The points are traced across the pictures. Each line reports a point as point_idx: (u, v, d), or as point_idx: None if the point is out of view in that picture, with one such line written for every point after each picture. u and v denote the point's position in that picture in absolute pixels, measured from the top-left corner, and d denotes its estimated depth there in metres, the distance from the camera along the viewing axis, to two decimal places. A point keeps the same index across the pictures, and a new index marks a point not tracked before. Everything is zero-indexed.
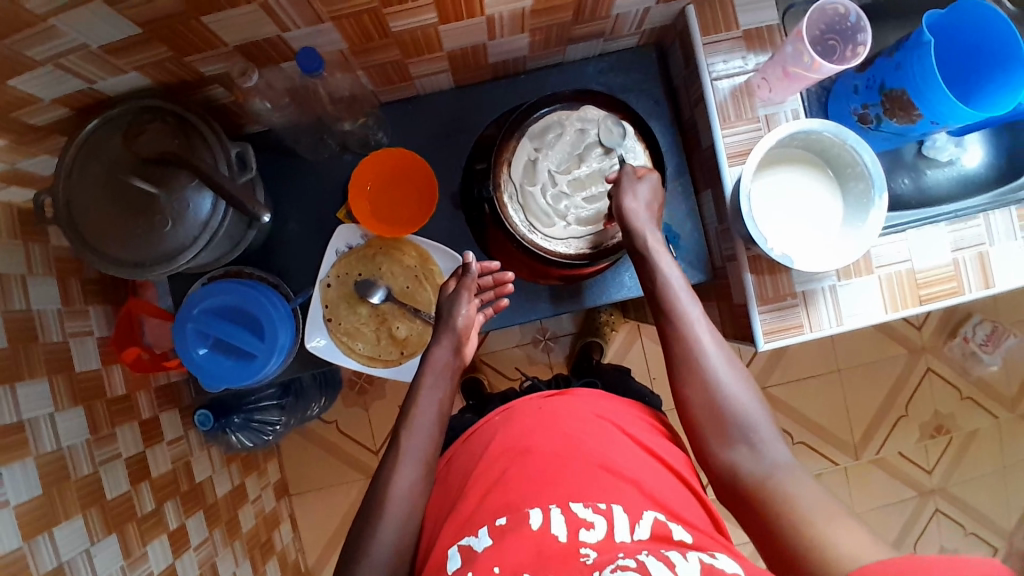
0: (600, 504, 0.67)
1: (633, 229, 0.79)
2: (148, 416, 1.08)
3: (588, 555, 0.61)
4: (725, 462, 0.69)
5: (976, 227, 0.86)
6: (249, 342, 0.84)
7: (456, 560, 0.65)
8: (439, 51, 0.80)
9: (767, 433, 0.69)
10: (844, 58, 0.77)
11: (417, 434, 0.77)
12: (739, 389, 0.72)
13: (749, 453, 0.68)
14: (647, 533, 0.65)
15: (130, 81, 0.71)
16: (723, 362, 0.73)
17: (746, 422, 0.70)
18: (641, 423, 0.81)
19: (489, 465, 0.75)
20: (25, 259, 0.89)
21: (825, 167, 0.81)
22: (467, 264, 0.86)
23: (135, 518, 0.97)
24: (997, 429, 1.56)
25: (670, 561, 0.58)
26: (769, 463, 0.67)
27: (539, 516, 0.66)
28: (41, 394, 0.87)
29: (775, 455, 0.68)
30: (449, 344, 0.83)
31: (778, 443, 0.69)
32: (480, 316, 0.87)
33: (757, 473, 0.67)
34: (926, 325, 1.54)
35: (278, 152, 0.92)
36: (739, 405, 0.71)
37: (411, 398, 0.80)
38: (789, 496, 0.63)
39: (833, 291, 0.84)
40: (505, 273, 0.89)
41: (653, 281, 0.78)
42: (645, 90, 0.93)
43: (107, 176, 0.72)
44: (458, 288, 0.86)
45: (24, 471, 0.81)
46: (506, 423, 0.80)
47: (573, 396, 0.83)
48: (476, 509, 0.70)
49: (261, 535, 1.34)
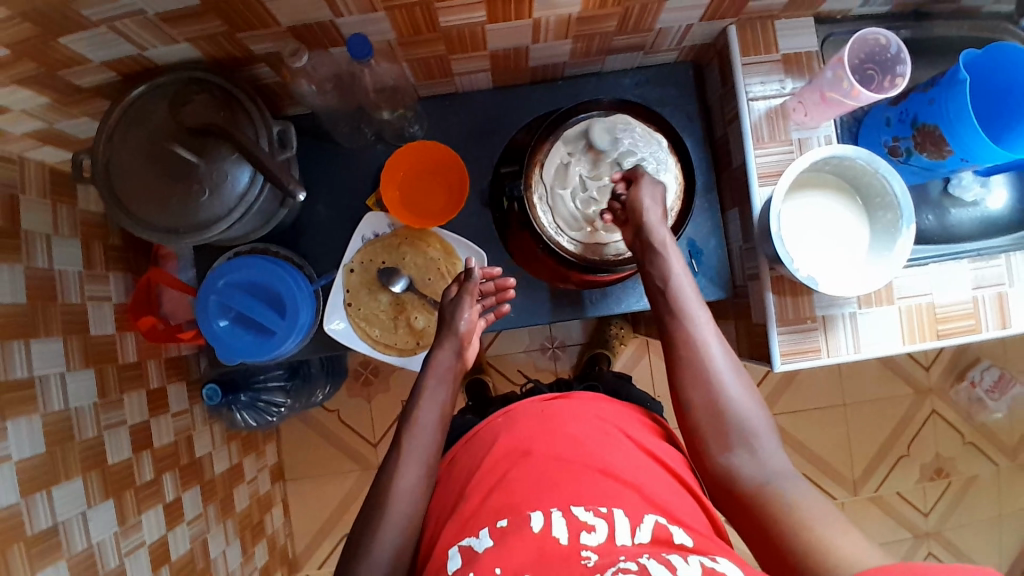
0: (601, 508, 0.66)
1: (651, 229, 0.79)
2: (156, 386, 1.08)
3: (589, 558, 0.60)
4: (722, 464, 0.71)
5: (998, 267, 0.88)
6: (271, 318, 0.85)
7: (457, 560, 0.65)
8: (483, 50, 0.81)
9: (766, 436, 0.71)
10: (882, 88, 0.79)
11: (420, 436, 0.77)
12: (741, 393, 0.73)
13: (748, 455, 0.70)
14: (648, 537, 0.64)
15: (180, 51, 0.72)
16: (728, 369, 0.75)
17: (745, 425, 0.72)
18: (644, 431, 0.81)
19: (492, 466, 0.74)
20: (52, 219, 0.90)
21: (852, 194, 0.82)
22: (468, 270, 0.86)
23: (133, 486, 0.97)
24: (997, 476, 1.55)
25: (671, 564, 0.58)
26: (766, 466, 0.69)
27: (540, 518, 0.65)
28: (55, 353, 0.87)
29: (773, 459, 0.70)
30: (450, 348, 0.83)
31: (776, 447, 0.71)
32: (481, 321, 0.87)
33: (753, 477, 0.68)
34: (935, 365, 1.54)
35: (314, 136, 0.93)
36: (740, 408, 0.73)
37: (412, 403, 0.80)
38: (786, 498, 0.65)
39: (853, 318, 0.85)
40: (505, 279, 0.88)
41: (662, 282, 0.80)
42: (679, 106, 0.95)
43: (150, 143, 0.73)
44: (459, 293, 0.86)
45: (29, 428, 0.81)
46: (509, 425, 0.80)
47: (574, 399, 0.83)
48: (478, 509, 0.70)
49: (253, 517, 1.34)
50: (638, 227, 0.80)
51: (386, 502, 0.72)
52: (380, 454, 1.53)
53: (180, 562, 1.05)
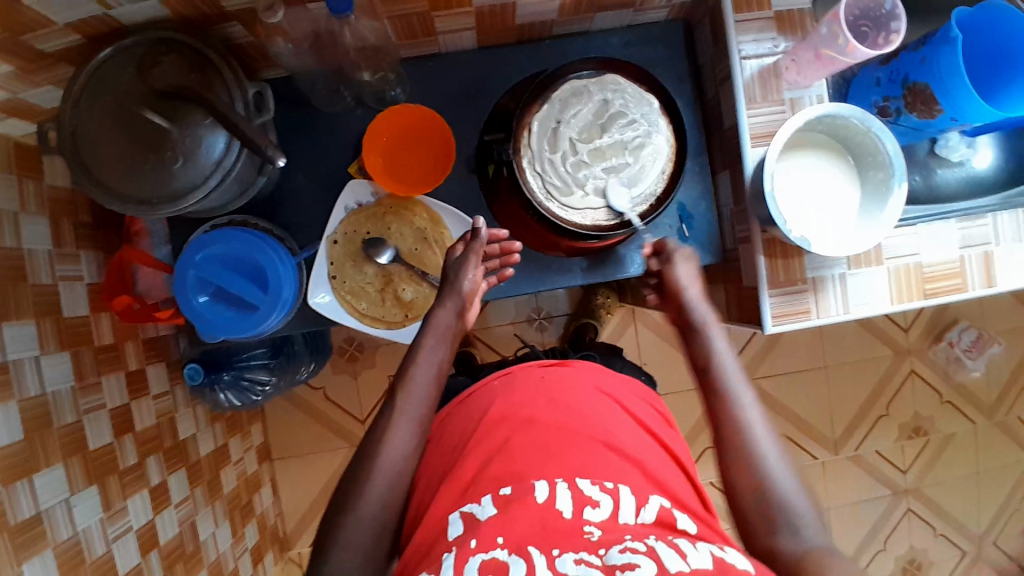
0: (607, 483, 0.67)
1: (691, 307, 0.79)
2: (134, 368, 1.05)
3: (592, 533, 0.61)
4: (764, 546, 0.64)
5: (984, 226, 0.88)
6: (254, 293, 0.82)
7: (458, 526, 0.64)
8: (469, 6, 0.78)
9: (810, 518, 0.64)
10: (876, 44, 0.78)
11: (415, 397, 0.75)
12: (783, 471, 0.67)
13: (791, 538, 0.63)
14: (652, 517, 0.65)
15: (147, 9, 0.68)
16: (768, 440, 0.69)
17: (789, 505, 0.64)
18: (641, 404, 0.82)
19: (491, 429, 0.74)
20: (18, 196, 0.85)
21: (845, 153, 0.82)
22: (477, 230, 0.83)
23: (117, 471, 0.94)
24: (972, 435, 1.60)
25: (680, 549, 0.57)
26: (813, 549, 0.61)
27: (544, 489, 0.65)
28: (27, 336, 0.83)
29: (818, 538, 0.62)
30: (452, 307, 0.81)
31: (822, 530, 0.63)
32: (484, 283, 0.85)
33: (797, 555, 0.61)
34: (914, 328, 1.56)
35: (293, 101, 0.89)
36: (781, 486, 0.66)
37: (410, 358, 0.78)
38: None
39: (843, 279, 0.85)
40: (512, 243, 0.87)
41: (703, 355, 0.76)
42: (669, 67, 0.92)
43: (118, 109, 0.69)
44: (465, 252, 0.83)
45: (5, 415, 0.78)
46: (508, 390, 0.79)
47: (574, 368, 0.82)
48: (476, 478, 0.69)
49: (242, 498, 1.32)
50: (678, 307, 0.80)
51: (386, 474, 0.71)
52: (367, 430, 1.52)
53: (169, 545, 1.03)
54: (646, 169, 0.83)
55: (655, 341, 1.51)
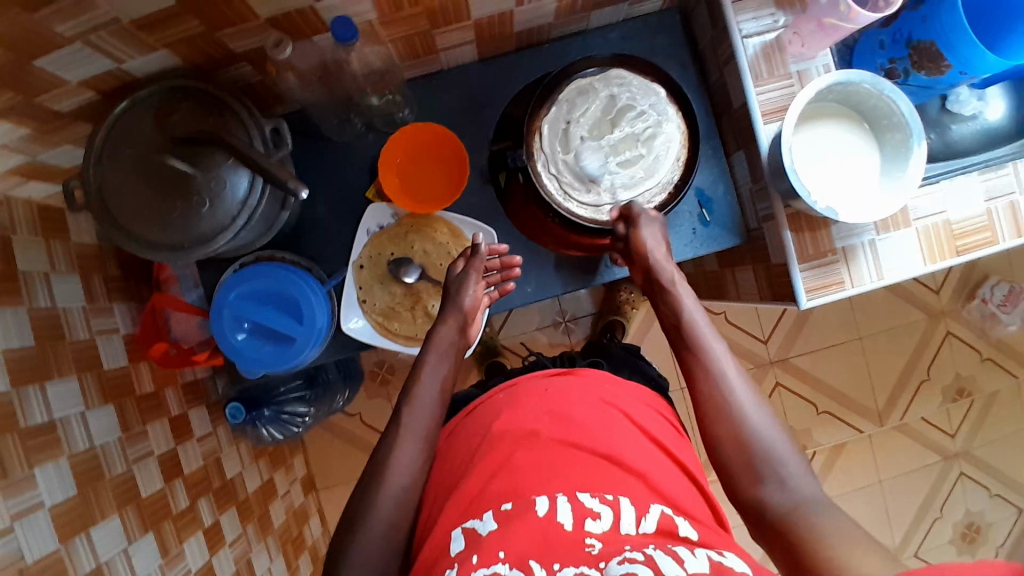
0: (607, 495, 0.67)
1: (659, 267, 0.81)
2: (177, 414, 1.06)
3: (593, 545, 0.61)
4: (753, 500, 0.69)
5: (1007, 176, 0.87)
6: (289, 324, 0.83)
7: (460, 542, 0.65)
8: (467, 19, 0.79)
9: (794, 465, 0.68)
10: (877, 8, 0.78)
11: (419, 411, 0.76)
12: (767, 425, 0.71)
13: (778, 488, 0.67)
14: (653, 526, 0.64)
15: (158, 60, 0.70)
16: (747, 394, 0.74)
17: (775, 459, 0.69)
18: (646, 410, 0.82)
19: (495, 445, 0.74)
20: (48, 256, 0.87)
21: (860, 119, 0.81)
22: (476, 245, 0.85)
23: (170, 516, 0.96)
24: (1018, 390, 1.57)
25: (678, 557, 0.57)
26: (797, 496, 0.67)
27: (545, 503, 0.66)
28: (71, 392, 0.85)
29: (803, 486, 0.67)
30: (453, 324, 0.83)
31: (808, 476, 0.68)
32: (484, 297, 0.86)
33: (785, 506, 0.66)
34: (945, 288, 1.54)
35: (304, 134, 0.91)
36: (766, 441, 0.70)
37: (413, 373, 0.80)
38: (814, 526, 0.63)
39: (873, 246, 0.84)
40: (512, 257, 0.88)
41: (675, 316, 0.81)
42: (670, 54, 0.93)
43: (141, 160, 0.71)
44: (466, 269, 0.85)
45: (58, 471, 0.79)
46: (513, 403, 0.80)
47: (582, 378, 0.82)
48: (481, 492, 0.69)
49: (293, 530, 1.33)
50: (646, 269, 0.83)
51: None
52: None
53: None
54: (660, 159, 0.83)
55: None
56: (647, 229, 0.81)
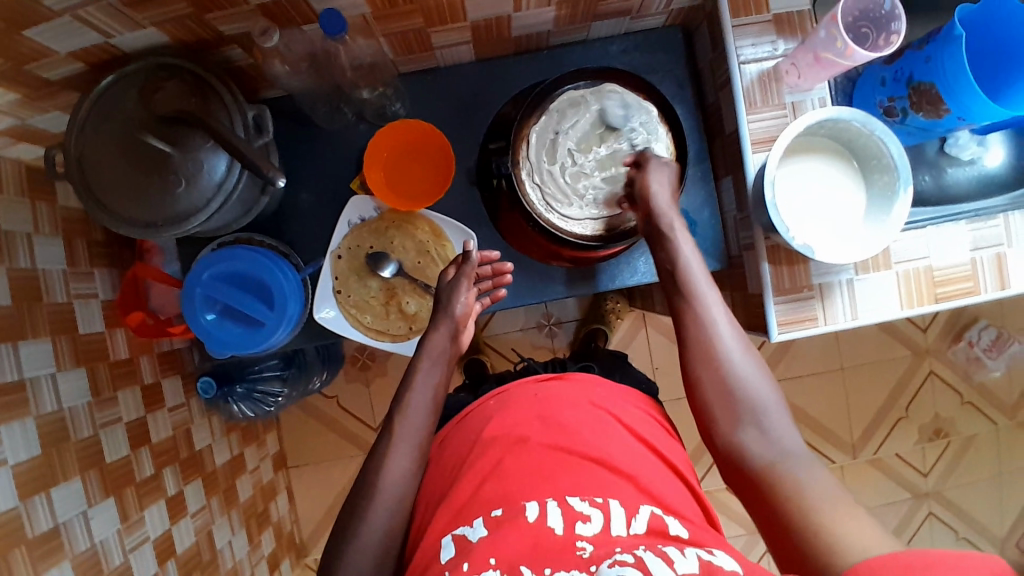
0: (596, 499, 0.67)
1: (659, 211, 0.77)
2: (149, 382, 1.07)
3: (584, 548, 0.61)
4: (732, 446, 0.69)
5: (996, 227, 0.86)
6: (259, 310, 0.83)
7: (450, 549, 0.65)
8: (463, 21, 0.78)
9: (778, 417, 0.68)
10: (877, 46, 0.76)
11: (412, 420, 0.76)
12: (753, 374, 0.70)
13: (759, 438, 0.68)
14: (643, 527, 0.65)
15: (148, 37, 0.69)
16: (737, 344, 0.71)
17: (757, 410, 0.69)
18: (637, 413, 0.82)
19: (485, 451, 0.75)
20: (32, 218, 0.87)
21: (850, 157, 0.80)
22: (467, 252, 0.84)
23: (133, 483, 0.97)
24: (995, 435, 1.56)
25: (668, 557, 0.57)
26: (778, 448, 0.67)
27: (535, 508, 0.65)
28: (44, 353, 0.85)
29: (784, 437, 0.68)
30: (446, 330, 0.81)
31: (787, 426, 0.68)
32: (478, 304, 0.86)
33: (764, 459, 0.66)
34: (932, 327, 1.53)
35: (294, 119, 0.91)
36: (753, 391, 0.70)
37: (408, 378, 0.79)
38: (795, 481, 0.64)
39: (850, 285, 0.83)
40: (503, 264, 0.88)
41: (669, 260, 0.76)
42: (669, 73, 0.92)
43: (123, 135, 0.71)
44: (457, 276, 0.83)
45: (23, 430, 0.80)
46: (504, 408, 0.80)
47: (571, 381, 0.83)
48: (471, 498, 0.70)
49: (258, 506, 1.34)
50: (648, 214, 0.78)
51: (390, 488, 0.72)
52: None
53: (186, 554, 1.05)
54: None
55: (666, 345, 1.49)
56: (657, 170, 0.78)
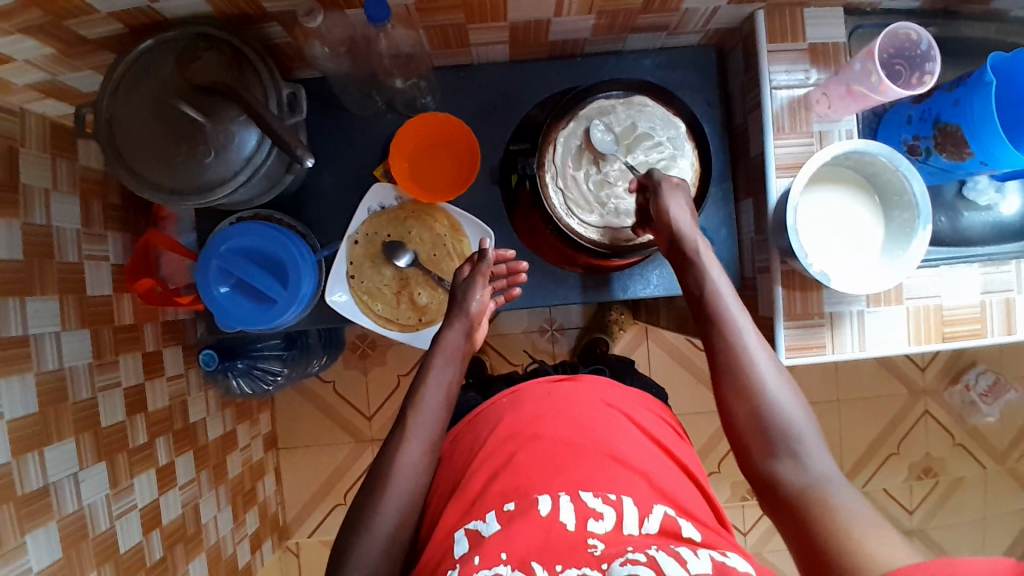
0: (610, 495, 0.67)
1: (682, 236, 0.76)
2: (151, 350, 1.07)
3: (596, 546, 0.62)
4: (765, 471, 0.67)
5: (1007, 272, 0.87)
6: (272, 287, 0.83)
7: (463, 544, 0.66)
8: (503, 20, 0.79)
9: (813, 445, 0.66)
10: (909, 84, 0.77)
11: (425, 414, 0.76)
12: (788, 400, 0.69)
13: (792, 464, 0.66)
14: (656, 527, 0.65)
15: (191, 5, 0.70)
16: (770, 369, 0.71)
17: (790, 432, 0.67)
18: (651, 416, 0.82)
19: (497, 446, 0.75)
20: (52, 174, 0.87)
21: (872, 191, 0.81)
22: (483, 250, 0.85)
23: (126, 449, 0.96)
24: (983, 480, 1.57)
25: (681, 558, 0.59)
26: (814, 474, 0.64)
27: (548, 501, 0.66)
28: (50, 311, 0.85)
29: (819, 464, 0.65)
30: (461, 328, 0.82)
31: (825, 453, 0.66)
32: (492, 303, 0.86)
33: (797, 483, 0.64)
34: (930, 367, 1.54)
35: (324, 101, 0.91)
36: (787, 416, 0.68)
37: (421, 375, 0.79)
38: (827, 504, 0.61)
39: (860, 316, 0.84)
40: (519, 263, 0.89)
41: (697, 287, 0.76)
42: (699, 92, 0.92)
43: (157, 101, 0.71)
44: (472, 274, 0.84)
45: (22, 386, 0.80)
46: (516, 405, 0.80)
47: (583, 382, 0.83)
48: (484, 491, 0.70)
49: (246, 484, 1.33)
50: (671, 237, 0.78)
51: (387, 477, 0.72)
52: (374, 427, 1.53)
53: (171, 526, 1.04)
54: None
55: (665, 360, 1.50)
56: (674, 205, 0.77)
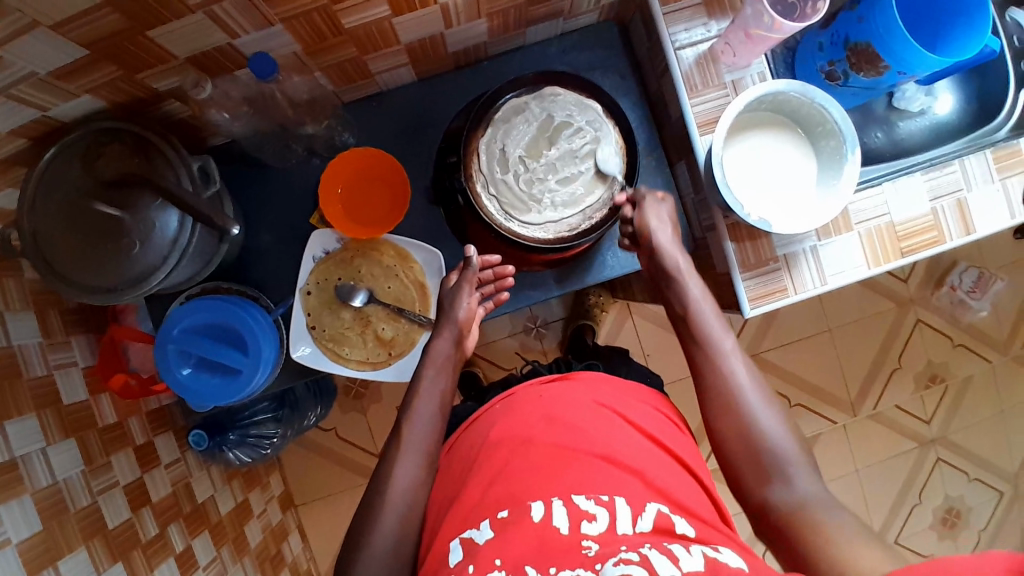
0: (602, 497, 0.67)
1: (665, 254, 0.82)
2: (141, 442, 1.06)
3: (590, 547, 0.61)
4: (758, 498, 0.70)
5: (953, 173, 0.86)
6: (234, 357, 0.83)
7: (458, 552, 0.66)
8: (397, 44, 0.78)
9: (802, 467, 0.69)
10: (805, 15, 0.78)
11: (418, 424, 0.77)
12: (774, 425, 0.72)
13: (783, 486, 0.68)
14: (650, 525, 0.65)
15: (83, 104, 0.70)
16: (754, 393, 0.74)
17: (780, 457, 0.70)
18: (644, 410, 0.82)
19: (491, 453, 0.75)
20: (1, 295, 0.84)
21: (796, 128, 0.81)
22: (468, 258, 0.84)
23: (139, 544, 0.95)
24: (991, 374, 1.57)
25: (673, 555, 0.58)
26: (802, 495, 0.67)
27: (541, 508, 0.66)
28: (30, 429, 0.84)
29: (809, 489, 0.68)
30: (450, 336, 0.83)
31: (813, 478, 0.69)
32: (481, 309, 0.86)
33: (790, 505, 0.67)
34: (913, 276, 1.54)
35: (245, 162, 0.91)
36: (774, 441, 0.71)
37: (411, 392, 0.80)
38: (818, 524, 0.64)
39: (814, 251, 0.84)
40: (506, 267, 0.87)
41: (681, 306, 0.81)
42: (610, 67, 0.92)
43: (70, 205, 0.70)
44: (459, 281, 0.85)
45: (21, 508, 0.78)
46: (509, 412, 0.80)
47: (576, 381, 0.83)
48: (481, 498, 0.70)
49: (272, 548, 1.32)
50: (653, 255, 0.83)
51: (389, 518, 0.71)
52: None
53: None
54: (599, 174, 0.84)
55: (653, 331, 1.50)
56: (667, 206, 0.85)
